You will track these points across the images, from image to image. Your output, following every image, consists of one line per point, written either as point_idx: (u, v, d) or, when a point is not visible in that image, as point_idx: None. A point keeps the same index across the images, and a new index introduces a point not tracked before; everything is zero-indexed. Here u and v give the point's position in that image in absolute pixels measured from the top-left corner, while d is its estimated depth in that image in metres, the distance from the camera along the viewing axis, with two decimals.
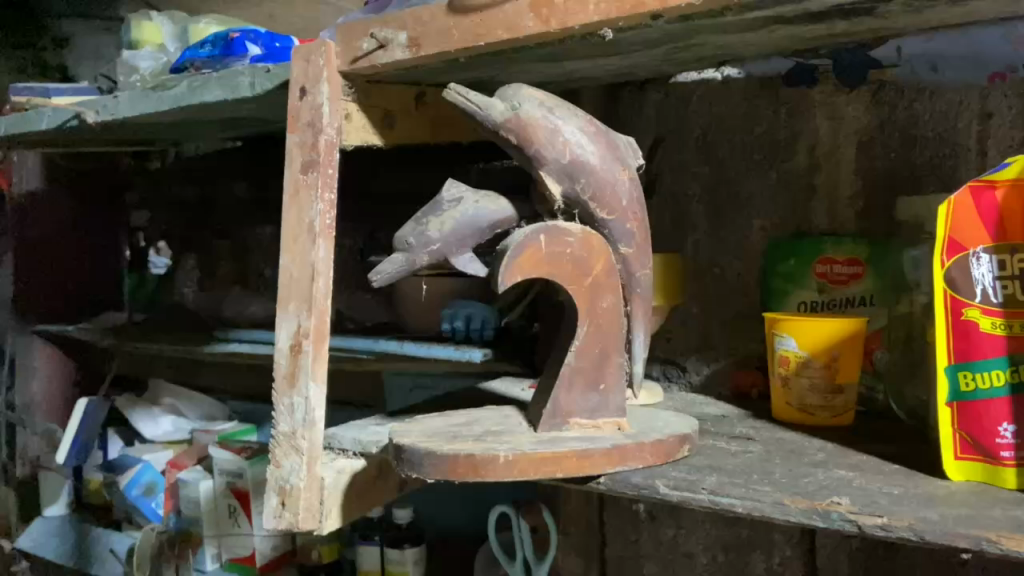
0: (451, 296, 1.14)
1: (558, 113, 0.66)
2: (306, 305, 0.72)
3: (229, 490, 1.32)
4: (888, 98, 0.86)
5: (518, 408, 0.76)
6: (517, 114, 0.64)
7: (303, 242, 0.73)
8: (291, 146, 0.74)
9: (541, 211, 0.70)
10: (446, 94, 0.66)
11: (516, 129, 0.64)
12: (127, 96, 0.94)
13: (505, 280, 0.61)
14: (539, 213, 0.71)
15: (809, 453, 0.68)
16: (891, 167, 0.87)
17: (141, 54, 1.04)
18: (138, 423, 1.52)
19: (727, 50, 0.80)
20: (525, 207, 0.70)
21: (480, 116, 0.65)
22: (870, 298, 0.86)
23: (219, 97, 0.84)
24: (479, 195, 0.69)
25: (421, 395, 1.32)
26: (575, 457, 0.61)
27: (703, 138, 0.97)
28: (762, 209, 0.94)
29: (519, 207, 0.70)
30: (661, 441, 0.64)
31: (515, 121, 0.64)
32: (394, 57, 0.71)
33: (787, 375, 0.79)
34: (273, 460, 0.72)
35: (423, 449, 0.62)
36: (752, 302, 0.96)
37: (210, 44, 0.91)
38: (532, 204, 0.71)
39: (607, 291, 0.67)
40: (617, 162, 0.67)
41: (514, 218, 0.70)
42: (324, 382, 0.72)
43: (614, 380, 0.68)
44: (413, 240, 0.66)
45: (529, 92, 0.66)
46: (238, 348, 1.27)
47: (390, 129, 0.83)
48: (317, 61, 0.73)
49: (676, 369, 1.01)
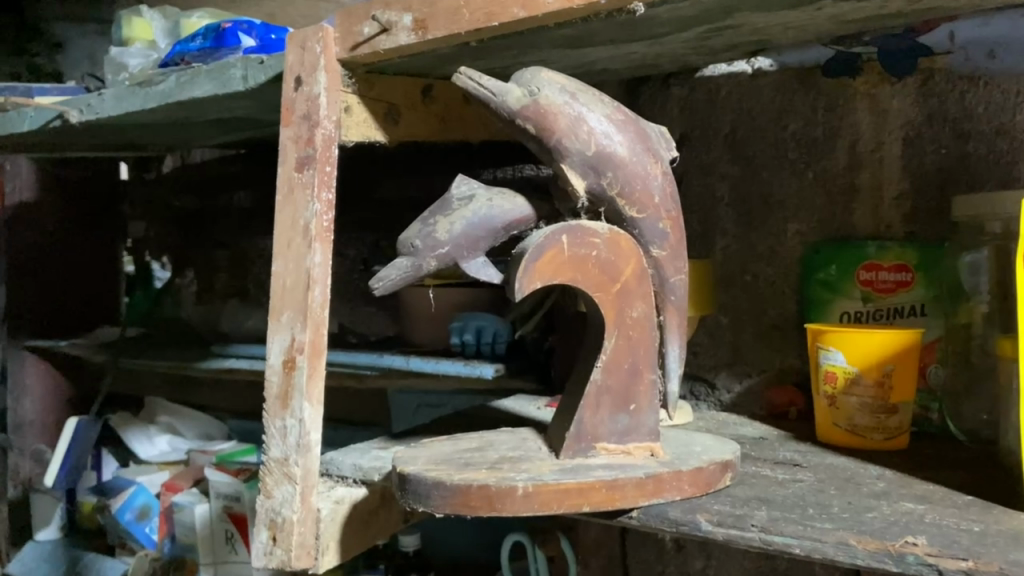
0: (460, 308, 1.07)
1: (582, 98, 0.58)
2: (301, 317, 0.64)
3: (227, 515, 1.25)
4: (937, 89, 0.79)
5: (535, 431, 0.68)
6: (535, 100, 0.57)
7: (297, 247, 0.66)
8: (286, 141, 0.68)
9: (563, 210, 0.63)
10: (456, 80, 0.59)
11: (535, 117, 0.57)
12: (112, 93, 0.87)
13: (523, 288, 0.53)
14: (559, 212, 0.63)
15: (867, 483, 0.60)
16: (941, 164, 0.79)
17: (130, 51, 0.98)
18: (132, 443, 1.47)
19: (763, 35, 0.73)
20: (544, 206, 0.63)
21: (494, 103, 0.58)
22: (922, 307, 0.79)
23: (210, 91, 0.78)
24: (492, 192, 0.62)
25: (428, 413, 1.24)
26: (604, 488, 0.54)
27: (732, 136, 0.89)
28: (798, 211, 0.87)
29: (537, 206, 0.63)
30: (700, 468, 0.57)
31: (534, 109, 0.57)
32: (398, 42, 0.64)
33: (833, 394, 0.72)
34: (263, 488, 0.65)
35: (431, 478, 0.55)
36: (788, 312, 0.88)
37: (201, 37, 0.83)
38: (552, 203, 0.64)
39: (638, 300, 0.60)
40: (648, 154, 0.60)
41: (532, 218, 0.63)
42: (320, 402, 0.64)
43: (646, 400, 0.60)
44: (419, 243, 0.59)
45: (549, 75, 0.59)
46: (236, 365, 1.20)
47: (393, 124, 0.75)
48: (313, 48, 0.67)
49: (704, 386, 0.93)
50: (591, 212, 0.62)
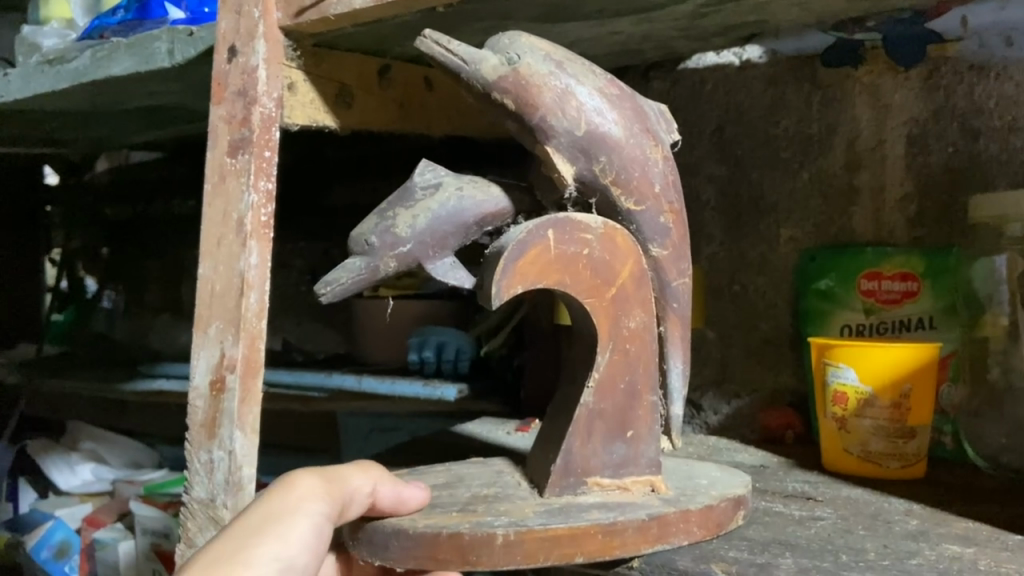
0: (419, 323, 0.98)
1: (569, 69, 0.50)
2: (232, 328, 0.54)
3: (154, 553, 1.11)
4: (943, 82, 0.72)
5: (510, 462, 0.59)
6: (515, 69, 0.49)
7: (228, 246, 0.55)
8: (216, 122, 0.58)
9: (547, 202, 0.54)
10: (419, 44, 0.50)
11: (515, 89, 0.49)
12: (18, 73, 0.76)
13: (501, 294, 0.45)
14: (541, 204, 0.55)
15: (899, 521, 0.52)
16: (949, 163, 0.73)
17: (44, 31, 0.86)
18: (52, 471, 1.31)
19: (763, 14, 0.65)
20: (525, 198, 0.54)
21: (466, 72, 0.49)
22: (929, 320, 0.72)
23: (130, 69, 0.67)
24: (464, 180, 0.52)
25: (381, 439, 1.14)
26: (600, 534, 0.44)
27: (719, 133, 0.82)
28: (792, 215, 0.79)
29: (517, 198, 0.54)
30: (710, 507, 0.48)
31: (513, 79, 0.49)
32: (350, 5, 0.54)
33: (844, 416, 0.64)
34: (185, 535, 0.54)
35: (390, 525, 0.44)
36: (781, 325, 0.80)
37: (123, 8, 0.72)
38: (535, 194, 0.55)
39: (636, 307, 0.51)
40: (647, 135, 0.52)
41: (510, 211, 0.54)
42: (255, 430, 0.54)
43: (646, 426, 0.51)
44: (375, 240, 0.49)
45: (531, 41, 0.51)
46: (167, 386, 1.09)
47: (346, 109, 0.66)
48: (250, 12, 0.57)
49: (689, 408, 0.85)
50: (580, 202, 0.53)
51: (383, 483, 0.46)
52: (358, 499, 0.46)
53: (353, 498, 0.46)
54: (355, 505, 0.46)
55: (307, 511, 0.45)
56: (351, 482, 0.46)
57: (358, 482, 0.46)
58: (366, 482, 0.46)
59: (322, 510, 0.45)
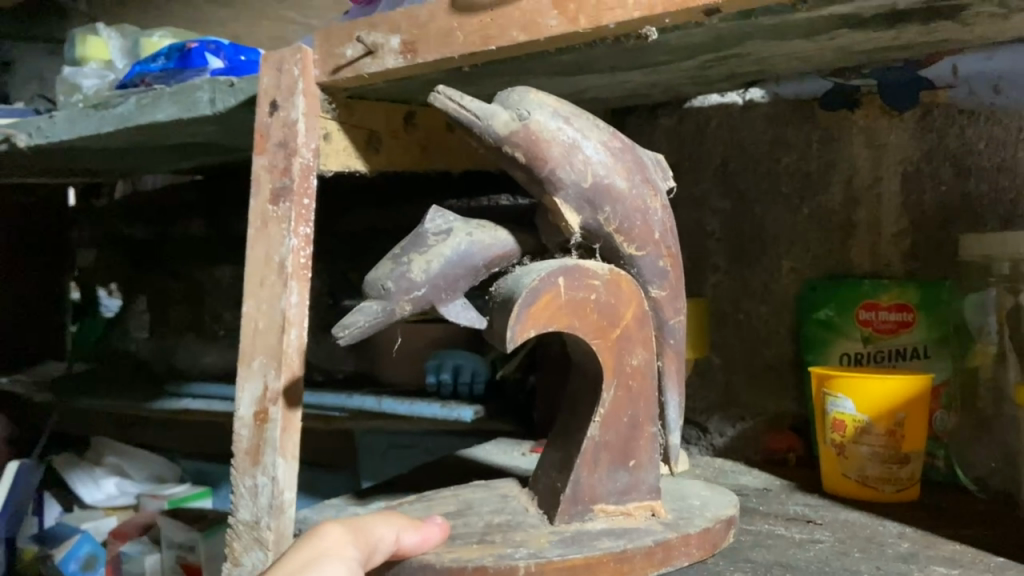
0: (436, 346, 1.02)
1: (574, 124, 0.54)
2: (275, 361, 0.59)
3: (179, 566, 1.15)
4: (936, 125, 0.77)
5: (514, 483, 0.64)
6: (525, 124, 0.52)
7: (271, 286, 0.60)
8: (259, 171, 0.62)
9: (549, 243, 0.59)
10: (433, 98, 0.53)
11: (525, 144, 0.52)
12: (64, 115, 0.81)
13: (515, 337, 0.48)
14: (544, 247, 0.59)
15: (891, 544, 0.56)
16: (942, 201, 0.77)
17: (84, 72, 0.92)
18: (77, 485, 1.36)
19: (766, 64, 0.70)
20: (529, 240, 0.59)
21: (479, 127, 0.52)
22: (922, 349, 0.76)
23: (173, 115, 0.72)
24: (471, 225, 0.57)
25: (398, 456, 1.18)
26: (612, 562, 0.49)
27: (723, 169, 0.86)
28: (793, 247, 0.83)
29: (521, 239, 0.59)
30: (707, 529, 0.53)
31: (524, 134, 0.52)
32: (384, 65, 0.59)
33: (842, 442, 0.68)
34: (230, 555, 0.59)
35: (416, 562, 0.48)
36: (783, 352, 0.85)
37: (164, 56, 0.78)
38: (537, 236, 0.59)
39: (638, 346, 0.55)
40: (646, 185, 0.56)
41: (514, 253, 0.58)
42: (295, 457, 0.59)
43: (646, 455, 0.56)
44: (392, 285, 0.53)
45: (539, 97, 0.54)
46: (193, 406, 1.13)
47: (374, 153, 0.71)
48: (290, 70, 0.61)
49: (695, 430, 0.89)
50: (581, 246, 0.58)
51: (406, 531, 0.47)
52: (383, 548, 0.45)
53: (380, 546, 0.45)
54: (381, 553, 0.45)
55: (344, 554, 0.42)
56: (379, 532, 0.45)
57: (384, 531, 0.46)
58: (390, 533, 0.46)
59: (358, 555, 0.43)
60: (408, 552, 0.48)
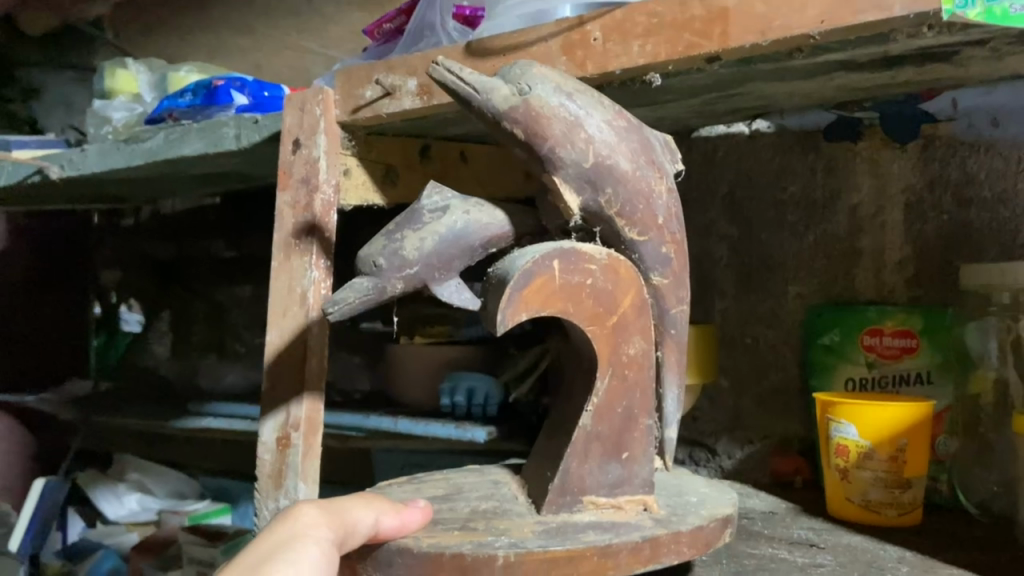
0: (450, 367, 1.05)
1: (578, 100, 0.54)
2: (298, 392, 0.62)
3: None
4: (937, 156, 0.79)
5: (507, 471, 0.67)
6: (526, 99, 0.52)
7: (294, 316, 0.63)
8: (282, 207, 0.65)
9: (549, 224, 0.59)
10: (435, 73, 0.54)
11: (525, 120, 0.53)
12: (95, 148, 0.84)
13: (507, 320, 0.49)
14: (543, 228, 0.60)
15: (891, 568, 0.58)
16: (944, 230, 0.79)
17: (113, 105, 0.94)
18: (100, 501, 1.39)
19: (769, 100, 0.72)
20: (528, 220, 0.59)
21: (478, 100, 0.53)
22: (927, 375, 0.77)
23: (200, 150, 0.75)
24: (468, 203, 0.57)
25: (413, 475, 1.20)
26: (595, 556, 0.50)
27: (730, 197, 0.89)
28: (799, 273, 0.85)
29: (518, 220, 0.59)
30: (699, 529, 0.54)
31: (523, 111, 0.52)
32: (403, 106, 0.62)
33: (846, 468, 0.70)
34: None
35: (396, 545, 0.50)
36: (790, 376, 0.86)
37: (193, 92, 0.81)
38: (536, 217, 0.60)
39: (636, 334, 0.56)
40: (652, 168, 0.56)
41: (510, 234, 0.59)
42: (315, 480, 0.61)
43: (640, 448, 0.58)
44: (384, 262, 0.54)
45: (543, 71, 0.54)
46: (215, 424, 1.16)
47: (391, 186, 0.73)
48: (312, 110, 0.64)
49: (704, 452, 0.91)
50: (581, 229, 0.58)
51: (386, 515, 0.49)
52: (362, 528, 0.47)
53: (357, 526, 0.47)
54: (359, 531, 0.47)
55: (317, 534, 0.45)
56: (357, 515, 0.48)
57: (363, 514, 0.48)
58: (370, 516, 0.48)
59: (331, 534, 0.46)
60: (387, 536, 0.49)
